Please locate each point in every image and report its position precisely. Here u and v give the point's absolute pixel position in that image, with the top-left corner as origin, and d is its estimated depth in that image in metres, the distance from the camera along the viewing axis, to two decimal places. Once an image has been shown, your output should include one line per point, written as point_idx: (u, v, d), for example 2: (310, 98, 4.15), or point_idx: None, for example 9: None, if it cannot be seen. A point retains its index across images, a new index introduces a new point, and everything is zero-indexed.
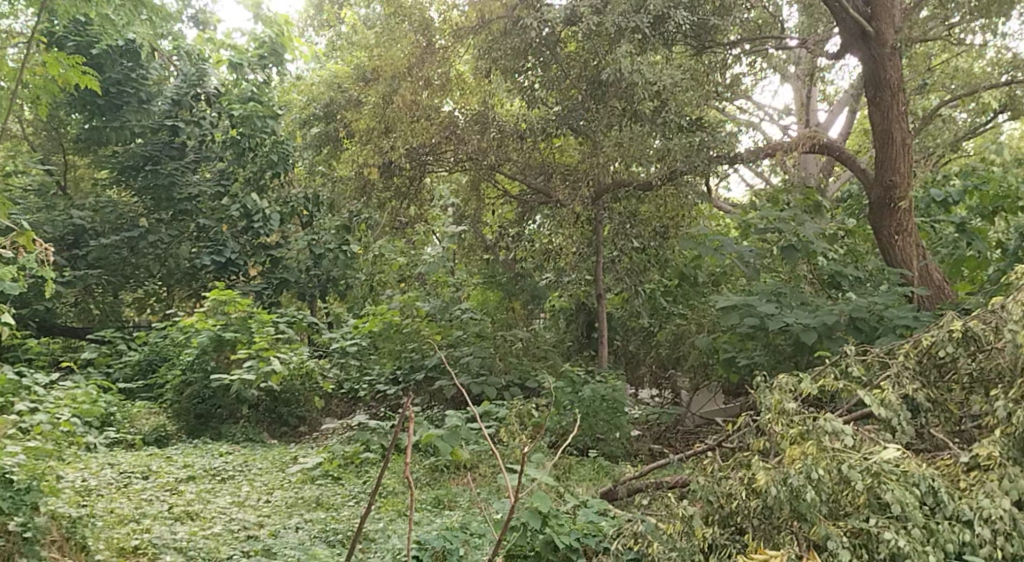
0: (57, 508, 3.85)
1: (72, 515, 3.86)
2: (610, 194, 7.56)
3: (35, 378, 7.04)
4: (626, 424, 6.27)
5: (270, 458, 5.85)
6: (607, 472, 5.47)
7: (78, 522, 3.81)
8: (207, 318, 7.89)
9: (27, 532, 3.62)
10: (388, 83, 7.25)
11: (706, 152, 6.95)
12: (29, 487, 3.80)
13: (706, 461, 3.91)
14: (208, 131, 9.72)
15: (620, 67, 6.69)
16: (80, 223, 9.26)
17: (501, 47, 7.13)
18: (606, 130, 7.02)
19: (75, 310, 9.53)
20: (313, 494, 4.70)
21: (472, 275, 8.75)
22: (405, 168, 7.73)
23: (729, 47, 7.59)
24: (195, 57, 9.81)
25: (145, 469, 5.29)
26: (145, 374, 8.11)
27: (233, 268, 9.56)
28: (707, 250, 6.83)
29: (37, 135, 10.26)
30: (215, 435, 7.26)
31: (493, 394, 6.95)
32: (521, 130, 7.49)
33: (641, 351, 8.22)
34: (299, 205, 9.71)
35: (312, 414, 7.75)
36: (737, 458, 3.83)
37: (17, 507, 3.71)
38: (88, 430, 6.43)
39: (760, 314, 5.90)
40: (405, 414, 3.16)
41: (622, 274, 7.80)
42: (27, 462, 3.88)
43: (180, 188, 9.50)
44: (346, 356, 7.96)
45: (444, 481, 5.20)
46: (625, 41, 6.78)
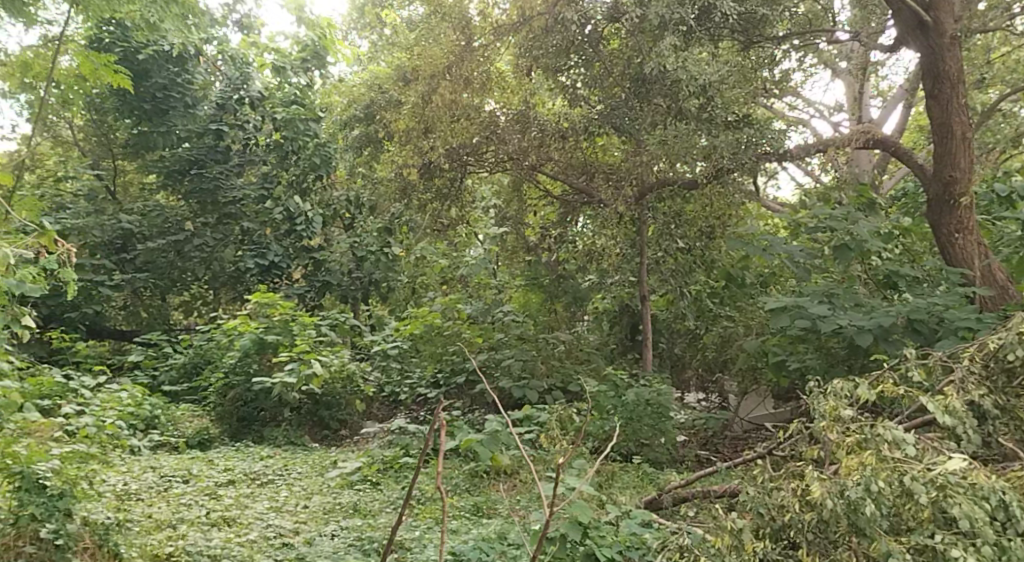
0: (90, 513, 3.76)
1: (105, 521, 3.79)
2: (655, 193, 7.42)
3: (82, 381, 7.13)
4: (672, 429, 6.11)
5: (309, 462, 5.81)
6: (652, 479, 5.31)
7: (110, 529, 3.75)
8: (250, 321, 7.92)
9: (59, 540, 3.53)
10: (424, 84, 7.06)
11: (754, 148, 6.77)
12: (62, 493, 3.66)
13: (756, 471, 3.74)
14: (252, 135, 9.81)
15: (663, 61, 6.60)
16: (129, 227, 9.37)
17: (543, 45, 7.04)
18: (649, 128, 6.93)
19: (124, 313, 9.67)
20: (350, 500, 4.64)
21: (514, 277, 8.64)
22: (445, 168, 7.62)
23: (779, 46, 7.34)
24: (240, 61, 9.85)
25: (186, 473, 5.28)
26: (190, 377, 8.15)
27: (277, 270, 9.47)
28: (756, 250, 6.61)
29: (87, 141, 10.45)
30: (257, 437, 7.28)
31: (535, 398, 6.83)
32: (563, 129, 7.36)
33: (687, 354, 8.02)
34: (340, 207, 9.76)
35: (353, 417, 7.71)
36: (788, 467, 3.62)
37: (51, 513, 3.59)
38: (132, 433, 6.47)
39: (811, 316, 5.68)
40: (438, 423, 3.02)
41: (667, 275, 7.63)
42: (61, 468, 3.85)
43: (224, 192, 9.58)
44: (387, 358, 7.93)
45: (483, 487, 5.10)
46: (670, 33, 6.60)
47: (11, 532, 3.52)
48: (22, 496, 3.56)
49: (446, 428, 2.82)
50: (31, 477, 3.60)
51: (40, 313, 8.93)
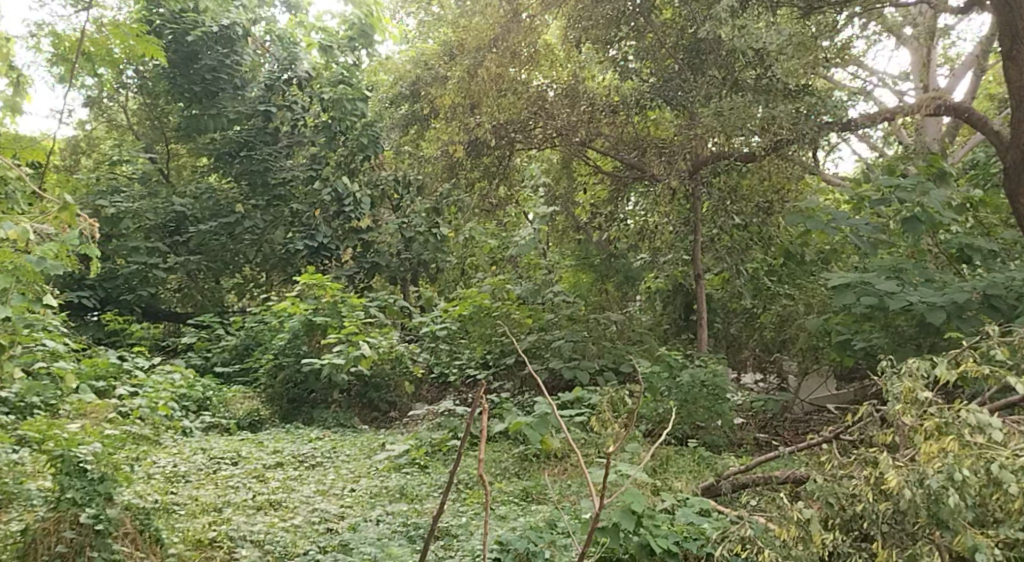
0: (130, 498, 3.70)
1: (145, 507, 3.74)
2: (708, 167, 7.17)
3: (136, 363, 7.22)
4: (729, 412, 5.89)
5: (358, 444, 5.75)
6: (709, 463, 5.12)
7: (151, 514, 3.68)
8: (298, 302, 7.91)
9: (98, 526, 3.46)
10: (470, 57, 6.92)
11: (817, 117, 6.56)
12: (103, 477, 3.63)
13: (823, 458, 3.54)
14: (300, 116, 9.68)
15: (720, 20, 6.34)
16: (182, 210, 9.53)
17: (591, 16, 6.79)
18: (703, 102, 6.71)
19: (178, 295, 9.79)
20: (397, 484, 4.54)
21: (565, 257, 8.47)
22: (492, 146, 7.45)
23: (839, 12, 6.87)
24: (287, 40, 9.83)
25: (235, 455, 5.26)
26: (242, 358, 8.19)
27: (326, 252, 9.44)
28: (817, 225, 6.32)
29: (141, 125, 10.61)
30: (308, 419, 7.29)
31: (586, 379, 6.66)
32: (614, 104, 7.13)
33: (743, 334, 7.74)
34: (389, 187, 9.48)
35: (402, 399, 7.66)
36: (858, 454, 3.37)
37: (91, 498, 3.54)
38: (183, 415, 6.52)
39: (879, 292, 5.38)
40: (480, 406, 2.83)
41: (723, 253, 7.32)
42: (102, 451, 3.84)
43: (274, 173, 9.60)
44: (436, 340, 7.72)
45: (534, 471, 4.98)
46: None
47: (51, 517, 3.45)
48: (63, 480, 3.53)
49: (487, 412, 2.61)
50: (71, 461, 3.60)
51: (97, 296, 9.08)
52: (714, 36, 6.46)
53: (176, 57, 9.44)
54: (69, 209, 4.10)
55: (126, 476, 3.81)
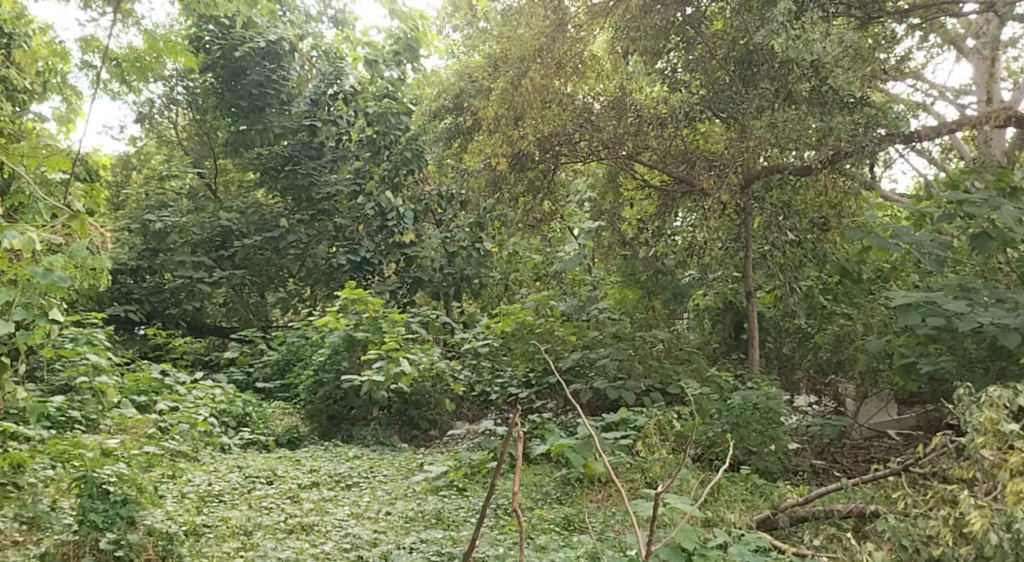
0: (154, 523, 3.73)
1: (169, 531, 3.73)
2: (761, 182, 6.87)
3: (178, 378, 7.21)
4: (782, 436, 5.62)
5: (396, 464, 5.61)
6: (762, 492, 4.89)
7: (173, 540, 3.68)
8: (339, 318, 7.82)
9: (117, 551, 3.53)
10: (514, 67, 6.76)
11: (875, 130, 6.26)
12: (124, 499, 3.70)
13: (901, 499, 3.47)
14: (345, 130, 9.61)
15: (776, 25, 6.06)
16: (227, 224, 9.59)
17: (639, 26, 6.67)
18: (755, 114, 6.48)
19: (223, 310, 9.83)
20: (434, 508, 4.38)
21: (611, 274, 8.32)
22: (536, 160, 7.32)
23: (896, 24, 6.55)
24: (334, 54, 9.72)
25: (270, 474, 5.14)
26: (283, 374, 8.13)
27: (369, 267, 9.32)
28: (879, 240, 5.95)
29: (190, 141, 10.81)
30: (348, 436, 7.20)
31: (632, 400, 6.41)
32: (661, 116, 6.87)
33: (796, 355, 7.44)
34: (432, 202, 9.38)
35: (442, 417, 7.51)
36: (932, 489, 3.41)
37: (111, 521, 3.61)
38: (223, 431, 6.46)
39: (947, 312, 5.06)
40: (515, 433, 2.80)
41: (775, 270, 7.04)
42: (126, 473, 3.88)
43: (318, 188, 9.54)
44: (478, 357, 7.59)
45: (576, 497, 4.77)
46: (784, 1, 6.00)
47: (71, 542, 3.55)
48: (84, 503, 3.61)
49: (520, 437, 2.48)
50: (93, 483, 3.67)
51: (144, 310, 9.17)
52: (768, 41, 6.21)
53: (224, 72, 9.59)
54: (81, 218, 4.94)
55: (150, 499, 3.86)
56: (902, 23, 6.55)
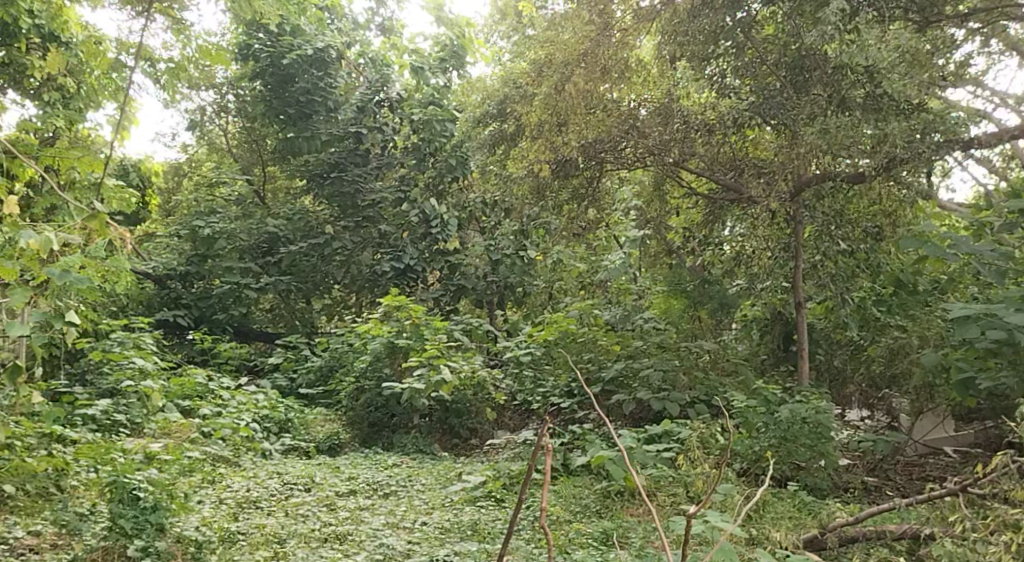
0: (183, 531, 3.84)
1: (200, 539, 3.83)
2: (812, 189, 6.73)
3: (222, 383, 7.30)
4: (833, 452, 5.41)
5: (435, 473, 5.56)
6: (809, 509, 4.73)
7: (203, 547, 3.77)
8: (382, 324, 7.82)
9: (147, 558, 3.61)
10: (558, 71, 6.61)
11: (932, 136, 6.06)
12: (154, 506, 3.78)
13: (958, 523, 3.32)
14: (390, 137, 9.76)
15: (830, 25, 5.80)
16: (274, 231, 9.69)
17: (687, 31, 6.48)
18: (806, 121, 6.26)
19: (269, 316, 9.93)
20: (470, 519, 4.33)
21: (656, 282, 8.17)
22: (581, 167, 7.26)
23: (956, 28, 6.34)
24: (380, 63, 9.88)
25: (309, 481, 5.13)
26: (326, 381, 8.16)
27: (412, 274, 9.31)
28: (934, 250, 5.72)
29: (239, 148, 11.00)
30: (388, 444, 7.19)
31: (676, 411, 6.24)
32: (710, 123, 6.76)
33: (848, 368, 7.21)
34: (476, 209, 9.24)
35: (483, 425, 7.46)
36: (991, 513, 3.27)
37: (141, 528, 3.71)
38: (264, 437, 6.51)
39: (1007, 325, 4.79)
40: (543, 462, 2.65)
41: (826, 281, 6.84)
42: (158, 477, 3.98)
43: (363, 195, 9.59)
44: (521, 366, 7.46)
45: (616, 510, 4.67)
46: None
47: (100, 549, 3.65)
48: (115, 509, 3.70)
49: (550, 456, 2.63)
50: (124, 487, 3.76)
51: (192, 315, 9.36)
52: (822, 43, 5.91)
53: (273, 80, 9.72)
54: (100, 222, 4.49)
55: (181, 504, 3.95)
56: (963, 27, 6.34)
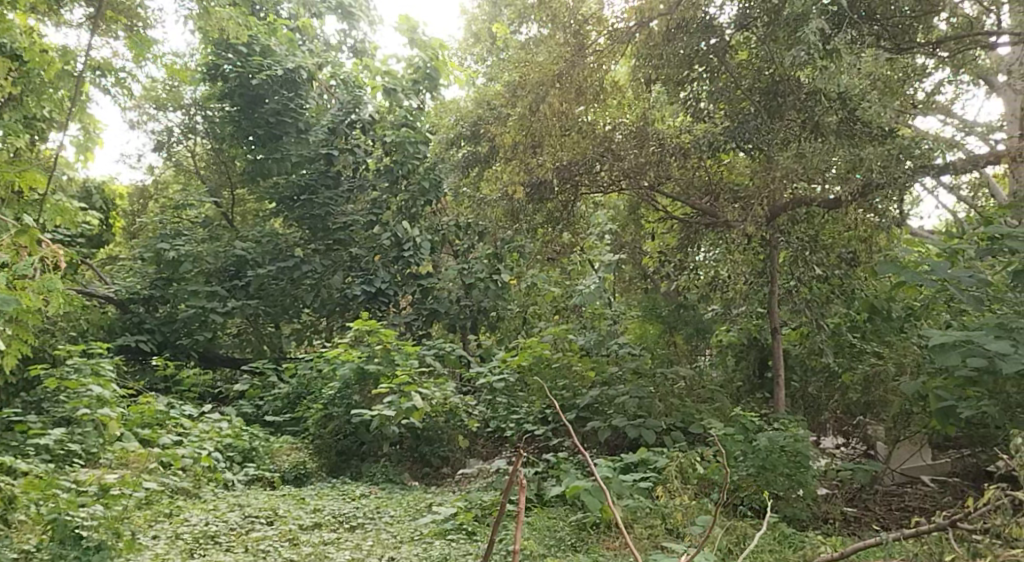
0: None
1: None
2: (787, 215, 6.72)
3: (184, 410, 7.06)
4: (812, 481, 5.30)
5: (404, 504, 5.36)
6: (789, 542, 4.61)
7: None
8: (350, 350, 7.62)
9: None
10: (533, 92, 6.54)
11: (905, 162, 5.93)
12: (98, 545, 3.84)
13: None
14: (362, 159, 9.53)
15: (810, 45, 5.74)
16: (242, 254, 9.47)
17: (663, 55, 6.52)
18: (780, 146, 6.33)
19: (236, 341, 9.70)
20: (440, 553, 4.16)
21: (631, 307, 8.08)
22: (557, 189, 7.11)
23: (925, 57, 6.41)
24: (352, 85, 9.76)
25: (272, 513, 4.93)
26: (294, 408, 7.95)
27: (384, 298, 9.13)
28: (912, 276, 5.63)
29: (207, 169, 10.83)
30: (356, 473, 6.98)
31: (652, 439, 6.10)
32: (685, 146, 6.65)
33: (823, 395, 7.07)
34: (449, 233, 9.19)
35: (455, 453, 7.27)
36: (984, 551, 3.15)
37: None
38: (227, 467, 6.28)
39: (988, 352, 4.71)
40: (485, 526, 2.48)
41: (801, 306, 6.80)
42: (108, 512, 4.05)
43: (334, 217, 9.35)
44: (494, 392, 7.29)
45: (593, 543, 4.51)
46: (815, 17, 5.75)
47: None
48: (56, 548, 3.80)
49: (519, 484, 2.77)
50: (67, 527, 3.84)
51: (155, 340, 9.12)
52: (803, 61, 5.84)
53: (242, 100, 9.56)
54: None
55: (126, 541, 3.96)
56: (932, 57, 6.43)
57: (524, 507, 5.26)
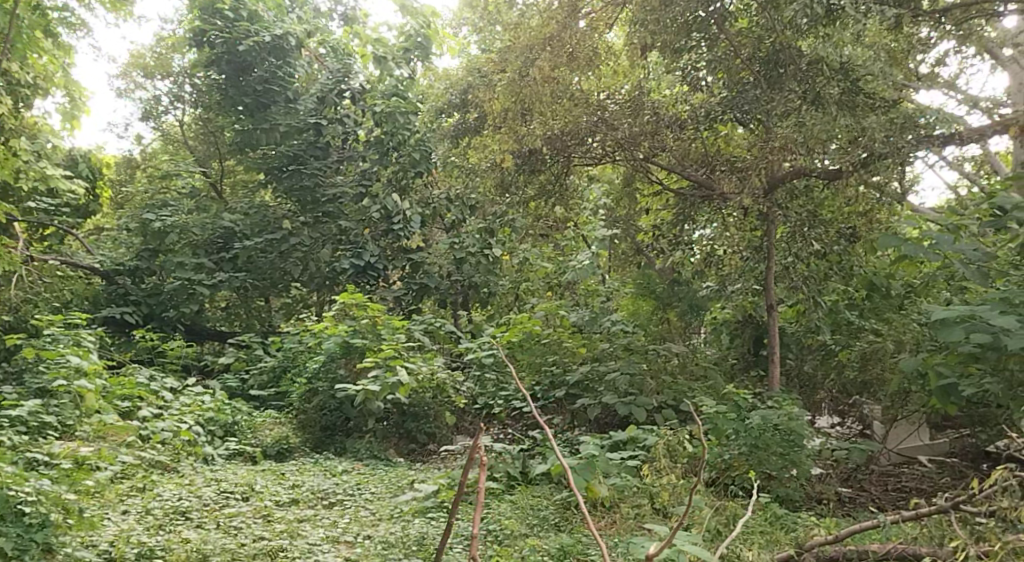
0: (77, 550, 3.65)
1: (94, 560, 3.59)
2: (785, 187, 6.45)
3: (165, 383, 6.91)
4: (806, 461, 5.16)
5: (386, 481, 5.21)
6: (781, 524, 4.46)
7: None
8: (337, 323, 7.46)
9: None
10: (522, 56, 6.40)
11: (911, 132, 5.74)
12: (45, 523, 3.64)
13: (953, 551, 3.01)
14: (351, 130, 9.26)
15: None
16: (230, 226, 9.24)
17: (660, 19, 6.12)
18: (781, 116, 6.05)
19: (223, 314, 9.53)
20: (418, 531, 4.02)
21: (626, 284, 7.90)
22: (547, 160, 6.91)
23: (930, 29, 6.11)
24: (341, 52, 9.49)
25: (247, 489, 4.77)
26: (279, 382, 7.80)
27: (374, 272, 8.93)
28: (914, 249, 5.43)
29: (195, 140, 10.62)
30: (340, 450, 6.84)
31: (643, 417, 5.95)
32: (682, 119, 6.42)
33: (819, 373, 6.94)
34: (440, 207, 8.82)
35: (442, 430, 7.11)
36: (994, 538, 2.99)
37: (28, 547, 3.55)
38: (208, 441, 6.14)
39: (992, 328, 4.54)
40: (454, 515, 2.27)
41: (799, 282, 6.58)
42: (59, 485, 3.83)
43: (323, 190, 9.15)
44: (483, 368, 7.06)
45: (578, 523, 4.37)
46: None
47: None
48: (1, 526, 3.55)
49: (486, 462, 2.40)
50: (9, 503, 3.65)
51: (141, 312, 8.95)
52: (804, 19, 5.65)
53: (229, 66, 9.30)
54: None
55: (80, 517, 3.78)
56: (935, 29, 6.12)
57: (509, 486, 5.12)
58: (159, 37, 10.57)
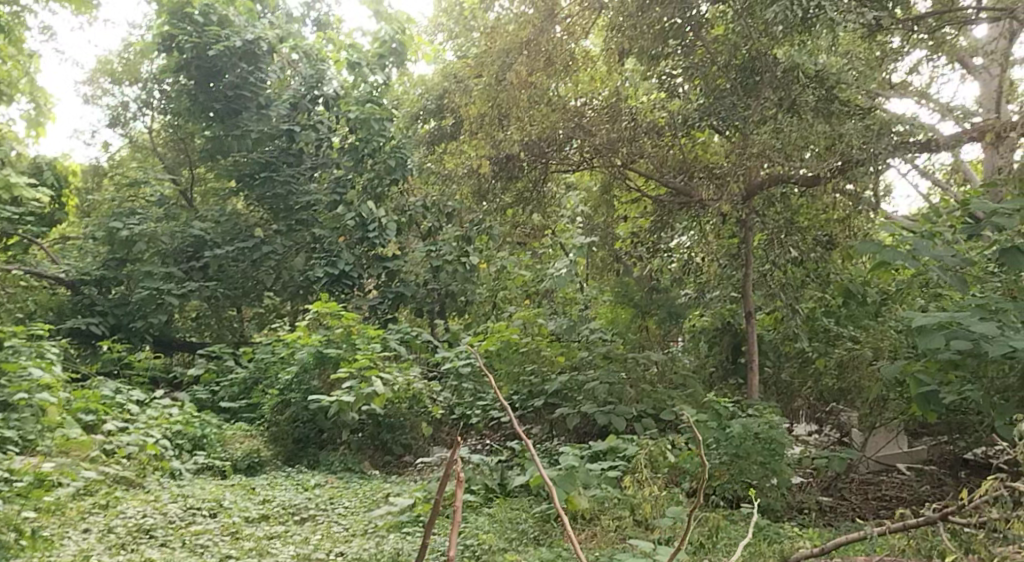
0: None
1: None
2: (763, 195, 6.39)
3: (131, 395, 6.71)
4: (787, 470, 5.10)
5: (360, 494, 5.07)
6: (763, 535, 4.39)
7: None
8: (310, 333, 7.30)
9: None
10: (499, 59, 6.31)
11: (888, 136, 5.82)
12: None
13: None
14: (326, 137, 9.21)
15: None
16: (200, 234, 9.03)
17: (636, 26, 6.08)
18: (759, 121, 5.96)
19: (194, 324, 9.32)
20: (393, 547, 3.90)
21: (604, 292, 7.81)
22: (524, 165, 6.84)
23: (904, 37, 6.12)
24: (315, 57, 9.37)
25: (215, 505, 4.61)
26: (250, 394, 7.62)
27: (348, 281, 8.76)
28: (894, 256, 5.35)
29: (165, 147, 10.41)
30: (313, 462, 6.68)
31: (622, 427, 5.86)
32: (659, 125, 6.42)
33: (798, 381, 6.90)
34: (417, 214, 8.62)
35: (418, 441, 6.98)
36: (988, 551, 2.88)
37: None
38: (175, 455, 5.96)
39: (973, 335, 4.49)
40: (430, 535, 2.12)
41: (776, 289, 6.56)
42: None
43: (296, 197, 9.03)
44: (460, 378, 6.92)
45: (557, 537, 4.26)
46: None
47: None
48: None
49: (462, 475, 2.26)
50: None
51: (108, 323, 8.72)
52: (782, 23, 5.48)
53: (197, 72, 9.06)
54: None
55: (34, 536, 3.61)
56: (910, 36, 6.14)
57: (487, 499, 5.00)
58: (127, 43, 10.37)
